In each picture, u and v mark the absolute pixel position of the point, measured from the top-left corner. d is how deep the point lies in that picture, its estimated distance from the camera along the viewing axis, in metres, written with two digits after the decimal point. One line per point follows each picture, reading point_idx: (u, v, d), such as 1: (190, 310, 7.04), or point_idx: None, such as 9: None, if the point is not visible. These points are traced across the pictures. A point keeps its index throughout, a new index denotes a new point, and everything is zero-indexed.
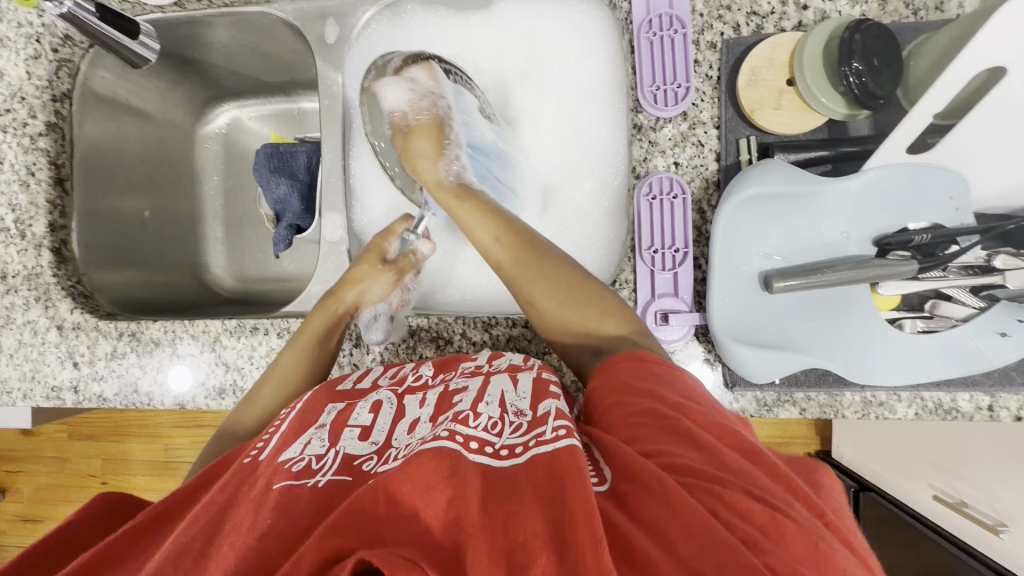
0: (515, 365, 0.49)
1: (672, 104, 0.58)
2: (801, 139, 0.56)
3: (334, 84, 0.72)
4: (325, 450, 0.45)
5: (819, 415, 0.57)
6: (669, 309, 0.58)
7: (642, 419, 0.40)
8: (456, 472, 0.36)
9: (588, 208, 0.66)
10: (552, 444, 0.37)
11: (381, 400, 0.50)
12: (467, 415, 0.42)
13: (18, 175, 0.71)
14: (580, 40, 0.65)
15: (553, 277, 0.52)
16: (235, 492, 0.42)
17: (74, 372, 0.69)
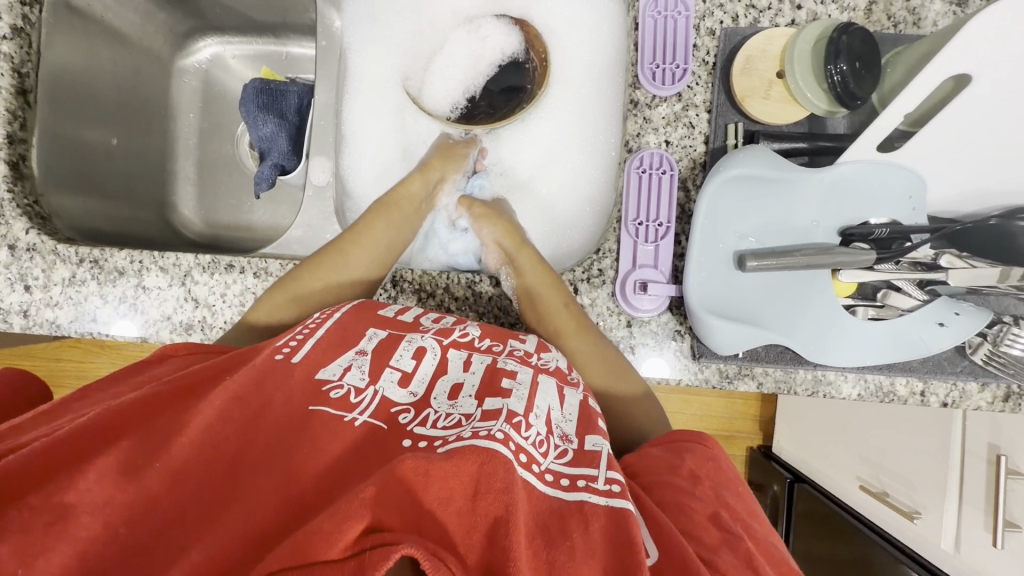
0: (562, 371, 0.53)
1: (669, 84, 0.60)
2: (784, 130, 0.59)
3: (332, 26, 0.72)
4: (364, 386, 0.49)
5: (774, 389, 0.62)
6: (648, 279, 0.60)
7: (700, 515, 0.43)
8: (510, 486, 0.39)
9: (583, 176, 0.68)
10: (606, 498, 0.41)
11: (425, 346, 0.53)
12: (520, 422, 0.44)
13: None
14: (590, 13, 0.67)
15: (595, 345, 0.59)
16: (268, 394, 0.47)
17: (25, 296, 0.65)
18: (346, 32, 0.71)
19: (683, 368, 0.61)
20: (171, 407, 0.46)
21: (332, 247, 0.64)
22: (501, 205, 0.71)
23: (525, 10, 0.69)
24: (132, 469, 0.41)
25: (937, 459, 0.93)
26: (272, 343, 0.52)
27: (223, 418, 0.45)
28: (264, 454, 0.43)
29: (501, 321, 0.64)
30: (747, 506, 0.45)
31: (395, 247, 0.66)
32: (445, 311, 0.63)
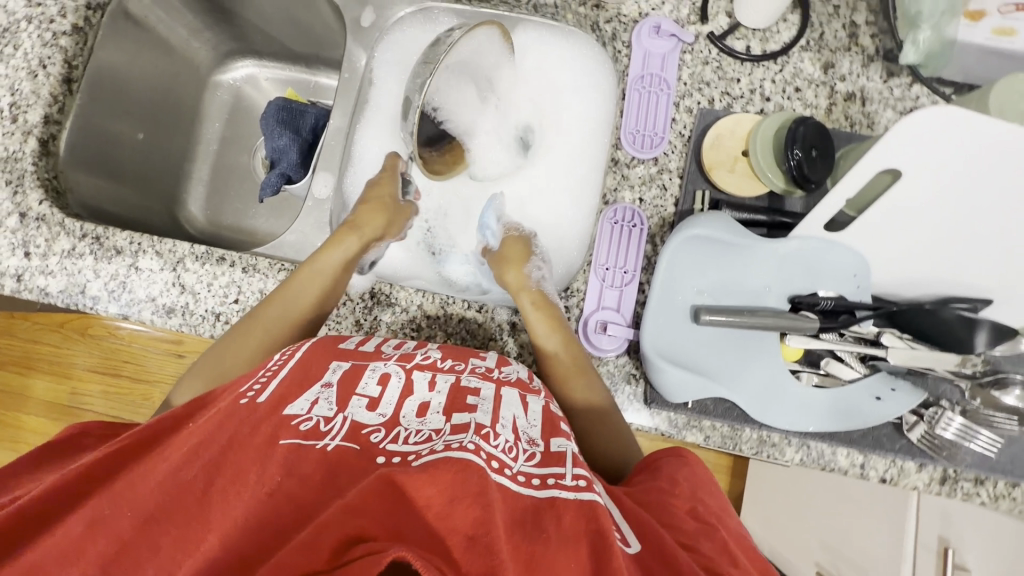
0: (522, 381, 0.59)
1: (648, 149, 0.67)
2: (748, 202, 0.65)
3: (358, 63, 0.78)
4: (333, 414, 0.51)
5: (720, 445, 0.63)
6: (608, 321, 0.64)
7: (680, 511, 0.46)
8: (485, 490, 0.40)
9: (567, 215, 0.73)
10: (575, 492, 0.44)
11: (389, 373, 0.56)
12: (488, 433, 0.47)
13: (29, 65, 0.72)
14: (583, 74, 0.73)
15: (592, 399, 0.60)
16: (234, 430, 0.48)
17: (23, 261, 0.68)
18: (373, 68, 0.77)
19: (634, 410, 0.63)
20: (142, 455, 0.48)
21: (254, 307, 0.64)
22: (517, 242, 0.72)
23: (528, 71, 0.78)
24: (99, 520, 0.43)
25: (890, 550, 0.92)
26: (236, 387, 0.53)
27: (190, 460, 0.46)
28: (235, 487, 0.44)
29: (467, 343, 0.67)
30: (721, 507, 0.48)
31: (325, 305, 0.65)
32: (416, 328, 0.67)
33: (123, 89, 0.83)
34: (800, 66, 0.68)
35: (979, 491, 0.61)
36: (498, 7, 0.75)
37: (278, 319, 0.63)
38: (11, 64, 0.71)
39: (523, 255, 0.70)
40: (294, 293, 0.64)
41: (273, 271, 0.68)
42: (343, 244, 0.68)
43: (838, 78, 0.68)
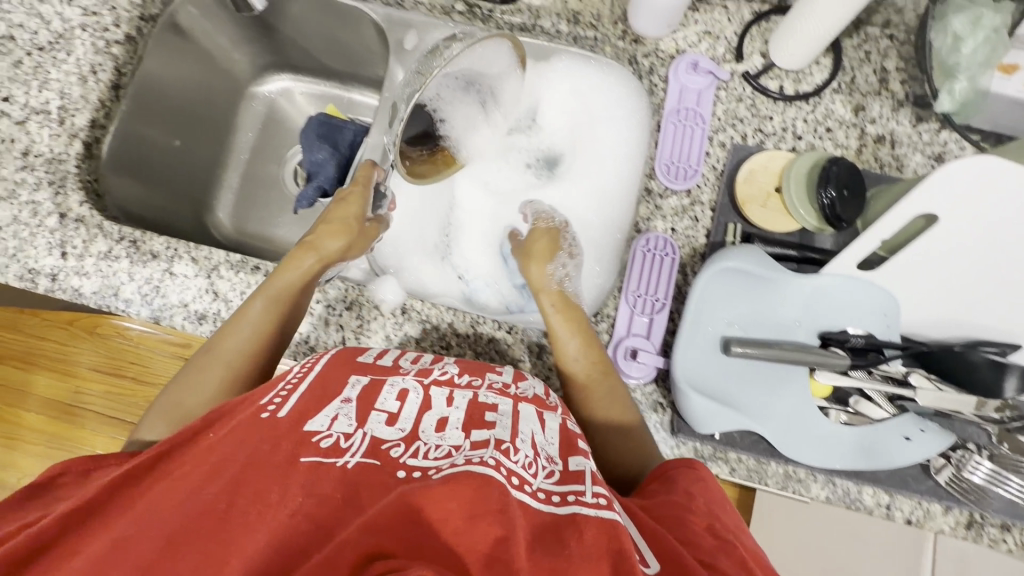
0: (539, 398, 0.58)
1: (681, 180, 0.68)
2: (779, 237, 0.66)
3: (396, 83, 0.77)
4: (353, 430, 0.50)
5: (746, 478, 0.63)
6: (638, 348, 0.64)
7: (697, 527, 0.45)
8: (506, 506, 0.41)
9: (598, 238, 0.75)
10: (595, 509, 0.43)
11: (407, 388, 0.56)
12: (508, 448, 0.47)
13: (80, 70, 0.74)
14: (617, 106, 0.77)
15: (614, 405, 0.60)
16: (254, 447, 0.47)
17: (59, 261, 0.69)
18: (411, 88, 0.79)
19: (660, 439, 0.63)
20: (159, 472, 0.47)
21: (210, 343, 0.62)
22: (542, 237, 0.73)
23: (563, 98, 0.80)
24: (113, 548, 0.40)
25: None
26: (256, 401, 0.52)
27: (209, 479, 0.45)
28: (257, 508, 0.43)
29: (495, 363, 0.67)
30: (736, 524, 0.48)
31: (287, 323, 0.64)
32: (445, 345, 0.67)
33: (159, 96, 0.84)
34: (831, 107, 0.70)
35: (1005, 537, 0.61)
36: (537, 36, 0.76)
37: (237, 353, 0.61)
38: (63, 69, 0.74)
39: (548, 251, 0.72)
40: (253, 320, 0.62)
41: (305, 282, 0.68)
42: (301, 262, 0.67)
43: (868, 120, 0.70)
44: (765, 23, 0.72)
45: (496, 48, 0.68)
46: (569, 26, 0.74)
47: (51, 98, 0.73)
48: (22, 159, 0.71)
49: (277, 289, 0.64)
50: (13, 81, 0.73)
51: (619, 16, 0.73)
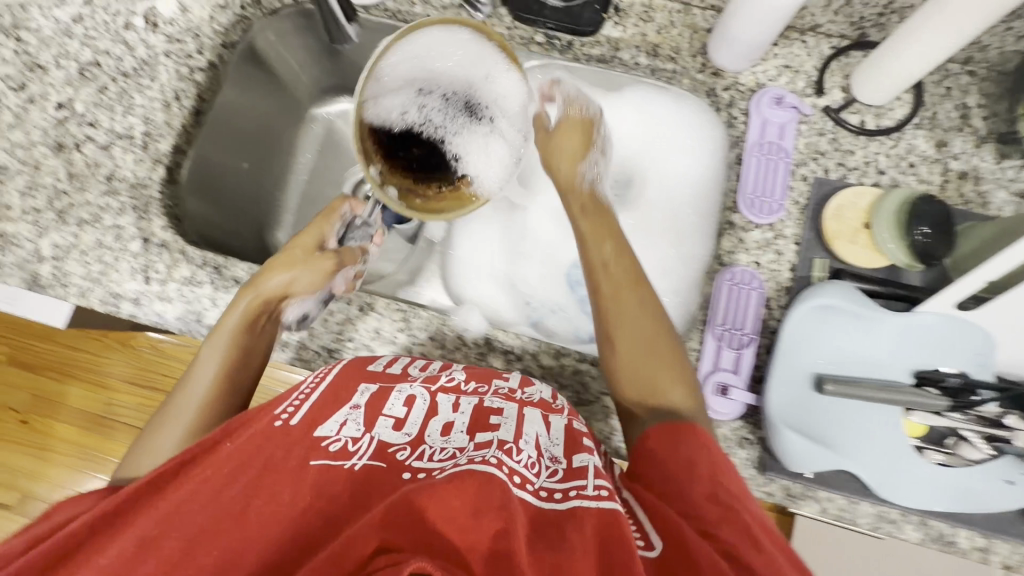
0: (546, 402, 0.59)
1: (766, 214, 0.68)
2: (866, 272, 0.66)
3: None
4: (360, 434, 0.53)
5: (837, 518, 0.62)
6: (728, 383, 0.63)
7: (702, 497, 0.47)
8: (505, 504, 0.43)
9: (672, 265, 0.74)
10: (596, 500, 0.47)
11: (415, 395, 0.58)
12: (512, 448, 0.50)
13: (164, 96, 0.75)
14: (689, 133, 0.76)
15: (643, 325, 0.60)
16: (268, 452, 0.50)
17: (142, 285, 0.69)
18: None
19: (748, 477, 0.63)
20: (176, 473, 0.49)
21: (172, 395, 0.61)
22: (575, 121, 0.70)
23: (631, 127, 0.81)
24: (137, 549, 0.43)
25: None
26: (270, 410, 0.55)
27: (228, 483, 0.48)
28: (271, 508, 0.46)
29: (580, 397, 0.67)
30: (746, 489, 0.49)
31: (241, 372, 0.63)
32: (529, 377, 0.67)
33: (226, 125, 0.80)
34: (913, 142, 0.70)
35: None
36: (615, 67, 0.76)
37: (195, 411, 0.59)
38: (147, 95, 0.75)
39: (581, 147, 0.70)
40: (204, 368, 0.61)
41: (388, 310, 0.68)
42: (235, 308, 0.63)
43: (950, 156, 0.70)
44: (845, 58, 0.72)
45: (420, 37, 0.67)
46: (648, 58, 0.75)
47: (135, 123, 0.74)
48: (106, 184, 0.72)
49: (225, 335, 0.63)
50: (98, 107, 0.75)
51: (699, 50, 0.74)
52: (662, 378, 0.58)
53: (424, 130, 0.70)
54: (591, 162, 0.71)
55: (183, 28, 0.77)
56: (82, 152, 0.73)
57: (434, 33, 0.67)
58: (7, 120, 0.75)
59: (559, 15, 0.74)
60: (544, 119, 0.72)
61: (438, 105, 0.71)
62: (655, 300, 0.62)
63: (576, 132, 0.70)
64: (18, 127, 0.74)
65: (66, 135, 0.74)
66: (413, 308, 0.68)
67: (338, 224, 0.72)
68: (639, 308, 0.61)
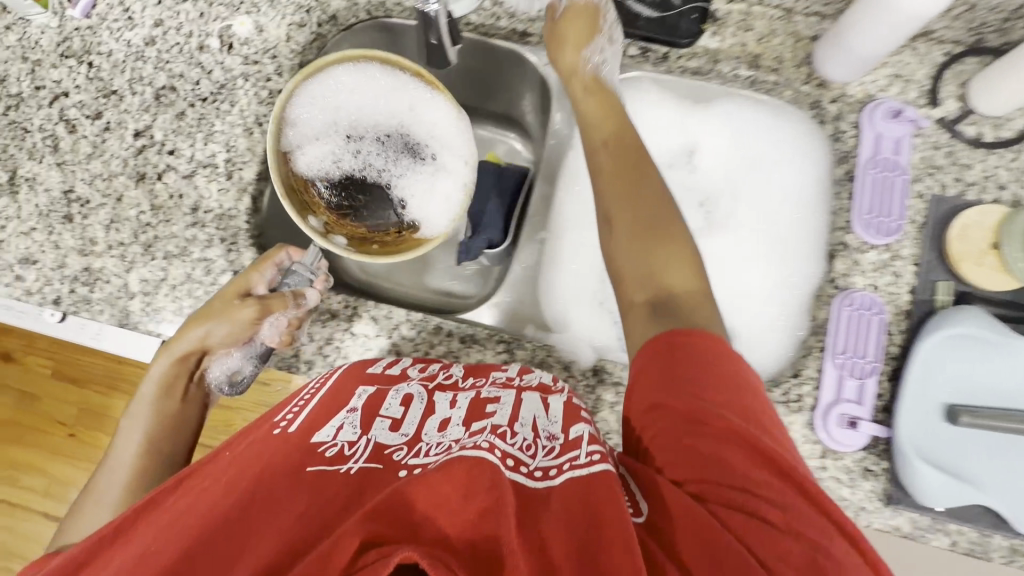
0: (545, 385, 0.60)
1: (884, 235, 0.65)
2: (993, 295, 0.63)
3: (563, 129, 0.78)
4: (356, 437, 0.54)
5: (968, 552, 0.60)
6: (853, 415, 0.61)
7: (690, 442, 0.45)
8: (498, 484, 0.42)
9: (772, 284, 0.73)
10: (588, 467, 0.46)
11: (412, 394, 0.59)
12: (505, 431, 0.50)
13: (245, 121, 0.72)
14: (787, 148, 0.74)
15: (640, 201, 0.58)
16: (266, 458, 0.51)
17: None
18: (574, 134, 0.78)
19: (875, 511, 0.61)
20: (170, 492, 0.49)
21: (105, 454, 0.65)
22: (582, 9, 0.68)
23: (722, 138, 0.78)
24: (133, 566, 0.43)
25: None
26: (271, 419, 0.57)
27: (227, 492, 0.47)
28: (271, 509, 0.45)
29: None
30: (750, 411, 0.46)
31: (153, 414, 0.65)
32: None
33: None
34: None
35: None
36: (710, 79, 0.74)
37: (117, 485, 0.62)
38: (227, 120, 0.72)
39: (587, 32, 0.67)
40: (134, 427, 0.64)
41: (491, 342, 0.66)
42: (159, 364, 0.64)
43: None
44: (960, 65, 0.68)
45: (329, 78, 0.71)
46: (749, 70, 0.72)
47: (217, 150, 0.71)
48: (191, 215, 0.70)
49: (149, 400, 0.65)
50: (178, 134, 0.72)
51: (803, 59, 0.71)
52: (660, 264, 0.55)
53: (364, 174, 0.75)
54: (596, 49, 0.68)
55: (260, 49, 0.74)
56: (164, 182, 0.71)
57: (343, 70, 0.70)
58: (85, 150, 0.72)
59: (655, 26, 0.71)
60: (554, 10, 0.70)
61: (373, 150, 0.75)
62: (662, 183, 0.60)
63: (583, 17, 0.67)
64: (96, 157, 0.72)
65: (146, 165, 0.71)
66: (517, 339, 0.67)
67: (275, 269, 0.66)
68: (638, 189, 0.59)
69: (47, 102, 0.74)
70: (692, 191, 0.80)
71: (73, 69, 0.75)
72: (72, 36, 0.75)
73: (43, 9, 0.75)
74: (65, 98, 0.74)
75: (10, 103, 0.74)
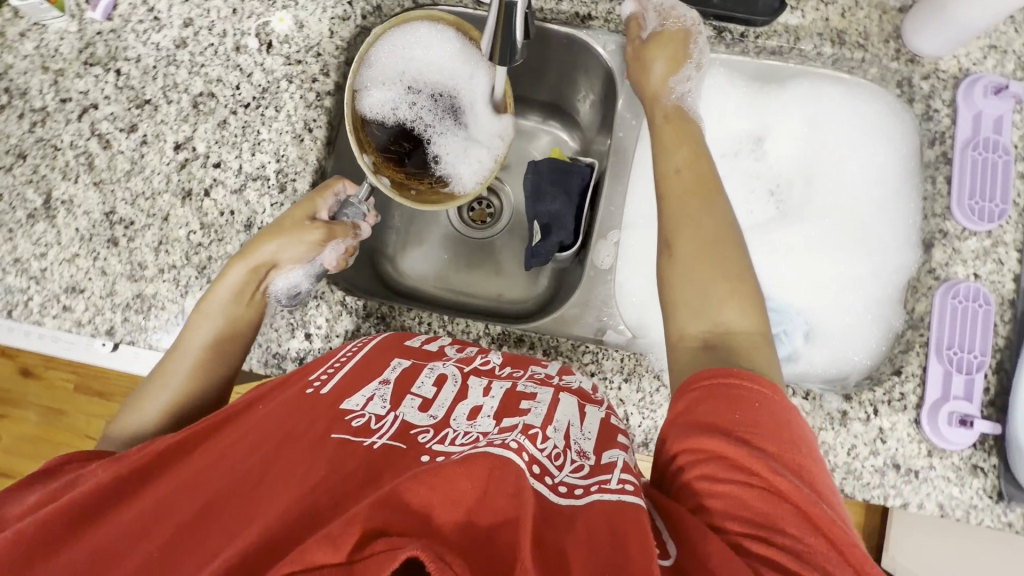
0: (584, 392, 0.55)
1: (987, 219, 0.62)
2: None
3: (632, 121, 0.73)
4: (385, 413, 0.50)
5: None
6: (963, 413, 0.59)
7: (726, 477, 0.41)
8: (522, 492, 0.38)
9: (856, 273, 0.69)
10: (617, 494, 0.42)
11: (446, 374, 0.55)
12: (536, 434, 0.45)
13: (294, 128, 0.67)
14: (864, 132, 0.71)
15: (712, 229, 0.52)
16: (297, 420, 0.48)
17: (303, 343, 0.64)
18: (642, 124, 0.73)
19: (986, 508, 0.59)
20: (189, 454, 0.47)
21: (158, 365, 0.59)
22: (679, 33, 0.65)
23: (796, 122, 0.73)
24: (137, 529, 0.41)
25: None
26: (305, 377, 0.55)
27: (252, 452, 0.45)
28: (283, 481, 0.42)
29: None
30: (807, 472, 0.41)
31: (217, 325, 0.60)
32: None
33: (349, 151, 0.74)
34: None
35: None
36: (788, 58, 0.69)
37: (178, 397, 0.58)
38: (275, 127, 0.67)
39: (676, 58, 0.64)
40: (196, 340, 0.59)
41: (576, 353, 0.63)
42: (230, 277, 0.60)
43: None
44: None
45: (410, 31, 0.64)
46: (834, 47, 0.66)
47: (266, 160, 0.67)
48: (245, 233, 0.65)
49: (215, 312, 0.60)
50: (222, 144, 0.67)
51: (890, 33, 0.66)
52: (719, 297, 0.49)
53: (415, 128, 0.69)
54: (683, 78, 0.64)
55: (303, 46, 0.68)
56: (213, 198, 0.66)
57: (427, 27, 0.64)
58: (123, 166, 0.67)
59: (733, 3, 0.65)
60: (639, 22, 0.66)
61: (427, 104, 0.69)
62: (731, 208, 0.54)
63: (671, 44, 0.64)
64: (136, 174, 0.67)
65: (191, 180, 0.67)
66: (602, 349, 0.64)
67: (333, 200, 0.65)
68: (702, 216, 0.53)
69: (75, 115, 0.68)
70: (760, 178, 0.74)
71: (100, 78, 0.69)
72: (94, 41, 0.69)
73: (60, 13, 0.69)
74: (94, 110, 0.68)
75: (36, 118, 0.68)
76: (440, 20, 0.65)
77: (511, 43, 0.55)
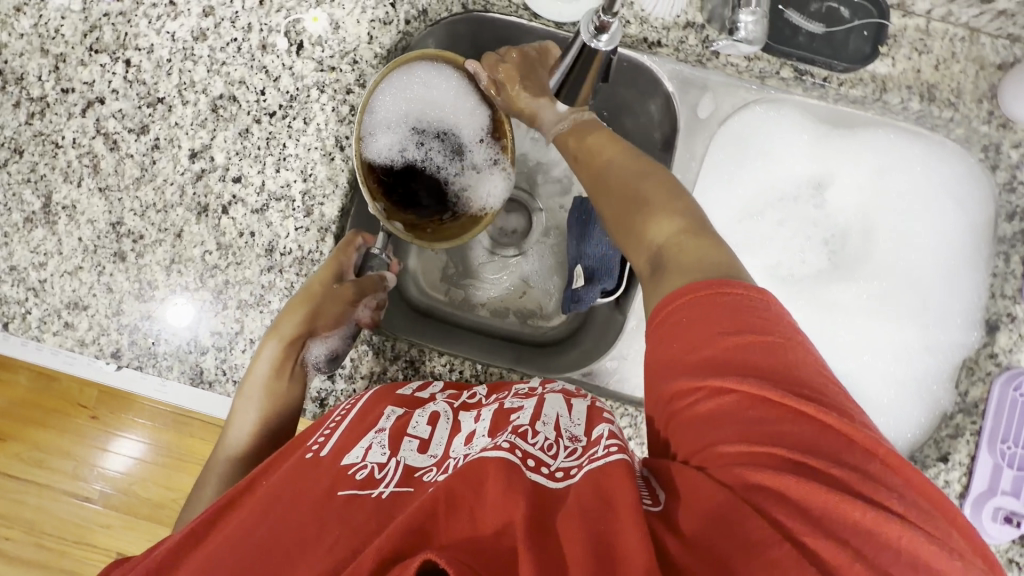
0: (569, 391, 0.51)
1: None
2: None
3: (692, 160, 0.67)
4: (386, 459, 0.45)
5: None
6: (1008, 509, 0.57)
7: (688, 406, 0.37)
8: (511, 483, 0.37)
9: (908, 343, 0.66)
10: (603, 458, 0.39)
11: (438, 412, 0.51)
12: (526, 431, 0.43)
13: (323, 144, 0.61)
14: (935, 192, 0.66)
15: (623, 183, 0.50)
16: (298, 485, 0.43)
17: (326, 382, 0.60)
18: (706, 165, 0.68)
19: None
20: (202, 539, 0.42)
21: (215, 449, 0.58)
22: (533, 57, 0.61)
23: (864, 172, 0.67)
24: None
25: None
26: (304, 443, 0.49)
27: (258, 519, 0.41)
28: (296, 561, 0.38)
29: None
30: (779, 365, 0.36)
31: (259, 400, 0.56)
32: None
33: None
34: None
35: None
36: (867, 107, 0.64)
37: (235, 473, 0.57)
38: (302, 141, 0.61)
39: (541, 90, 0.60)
40: (243, 420, 0.57)
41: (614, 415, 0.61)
42: (263, 354, 0.56)
43: None
44: None
45: (412, 72, 0.60)
46: (922, 102, 0.61)
47: (292, 179, 0.60)
48: (267, 258, 0.60)
49: (258, 389, 0.56)
50: (242, 156, 0.61)
51: (985, 92, 0.61)
52: (642, 215, 0.47)
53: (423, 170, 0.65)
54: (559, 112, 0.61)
55: (338, 51, 0.61)
56: (231, 216, 0.60)
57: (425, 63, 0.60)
58: (132, 172, 0.61)
59: (820, 45, 0.61)
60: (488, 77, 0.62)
61: (436, 146, 0.65)
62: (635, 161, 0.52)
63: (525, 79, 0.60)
64: (146, 182, 0.61)
65: (208, 195, 0.60)
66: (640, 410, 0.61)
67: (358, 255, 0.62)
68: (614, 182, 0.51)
69: (79, 109, 0.61)
70: (816, 228, 0.68)
71: (107, 67, 0.61)
72: (101, 24, 0.62)
73: None
74: (100, 105, 0.61)
75: (34, 108, 0.61)
76: (441, 58, 0.61)
77: (575, 89, 0.59)
